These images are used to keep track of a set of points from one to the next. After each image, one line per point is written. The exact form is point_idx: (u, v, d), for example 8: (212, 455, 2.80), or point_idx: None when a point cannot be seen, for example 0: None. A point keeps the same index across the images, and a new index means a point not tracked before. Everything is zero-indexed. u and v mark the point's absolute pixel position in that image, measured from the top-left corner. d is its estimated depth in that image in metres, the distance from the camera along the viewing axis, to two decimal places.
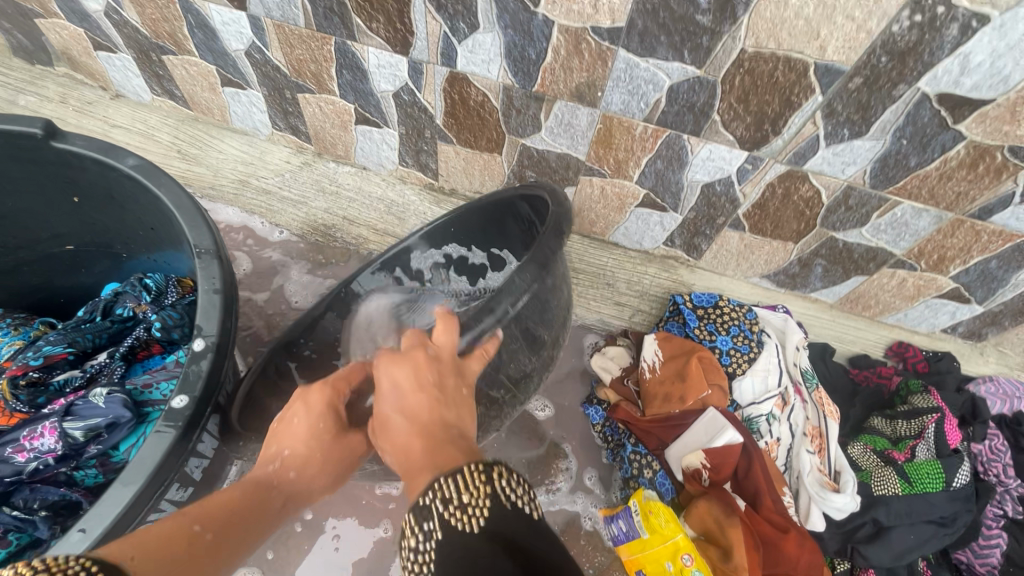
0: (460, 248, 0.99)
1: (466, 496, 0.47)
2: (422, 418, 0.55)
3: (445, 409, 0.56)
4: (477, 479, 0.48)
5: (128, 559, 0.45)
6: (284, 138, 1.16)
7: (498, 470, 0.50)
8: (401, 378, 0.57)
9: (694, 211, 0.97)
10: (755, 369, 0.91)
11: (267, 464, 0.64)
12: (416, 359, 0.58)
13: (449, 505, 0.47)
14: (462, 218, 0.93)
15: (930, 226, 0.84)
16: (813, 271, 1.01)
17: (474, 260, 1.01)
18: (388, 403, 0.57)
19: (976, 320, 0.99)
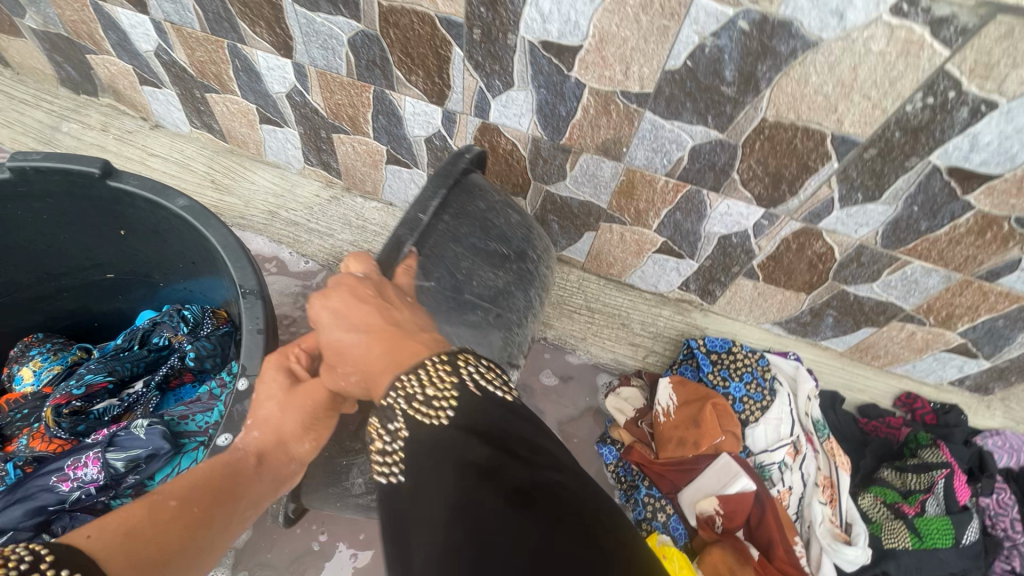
0: None
1: (428, 389, 0.53)
2: (369, 329, 0.59)
3: (394, 314, 0.62)
4: (441, 372, 0.54)
5: (87, 537, 0.45)
6: (315, 173, 1.21)
7: (460, 357, 0.56)
8: (339, 305, 0.62)
9: (710, 259, 1.01)
10: (767, 417, 0.93)
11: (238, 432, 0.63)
12: (345, 290, 0.63)
13: (414, 401, 0.53)
14: None
15: (939, 284, 0.88)
16: (824, 320, 1.04)
17: None
18: (335, 327, 0.61)
19: (983, 375, 1.02)
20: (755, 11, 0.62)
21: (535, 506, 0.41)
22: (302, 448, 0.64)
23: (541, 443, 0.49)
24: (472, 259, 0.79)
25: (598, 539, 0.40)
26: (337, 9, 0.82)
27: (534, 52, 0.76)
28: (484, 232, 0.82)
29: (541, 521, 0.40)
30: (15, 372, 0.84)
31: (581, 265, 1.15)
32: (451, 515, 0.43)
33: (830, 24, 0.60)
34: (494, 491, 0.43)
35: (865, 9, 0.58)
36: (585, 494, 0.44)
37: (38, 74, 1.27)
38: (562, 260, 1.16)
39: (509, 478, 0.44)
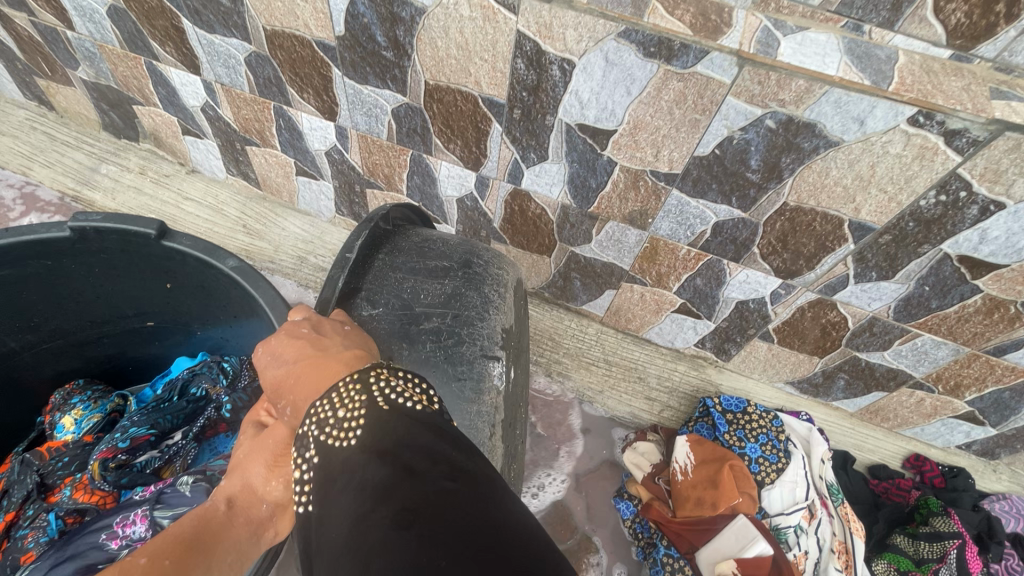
0: None
1: (340, 409, 0.48)
2: (297, 360, 0.55)
3: (329, 346, 0.56)
4: (353, 392, 0.50)
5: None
6: (344, 222, 1.25)
7: (376, 375, 0.51)
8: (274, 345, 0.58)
9: (726, 321, 1.04)
10: (783, 480, 0.96)
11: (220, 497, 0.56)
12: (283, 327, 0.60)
13: (324, 426, 0.48)
14: None
15: (948, 356, 0.91)
16: (836, 382, 1.07)
17: None
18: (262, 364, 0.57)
19: (990, 441, 1.05)
20: (783, 112, 0.67)
21: (425, 522, 0.36)
22: (272, 491, 0.54)
23: (455, 457, 0.43)
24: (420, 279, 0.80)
25: (499, 548, 0.35)
26: (385, 84, 0.87)
27: (570, 132, 0.82)
28: (429, 256, 0.83)
29: (433, 536, 0.35)
30: (56, 420, 0.87)
31: (600, 319, 1.19)
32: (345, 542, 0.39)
33: (852, 128, 0.65)
34: (382, 511, 0.38)
35: (885, 118, 0.63)
36: (491, 507, 0.39)
37: (81, 119, 1.32)
38: (581, 313, 1.20)
39: (399, 493, 0.39)
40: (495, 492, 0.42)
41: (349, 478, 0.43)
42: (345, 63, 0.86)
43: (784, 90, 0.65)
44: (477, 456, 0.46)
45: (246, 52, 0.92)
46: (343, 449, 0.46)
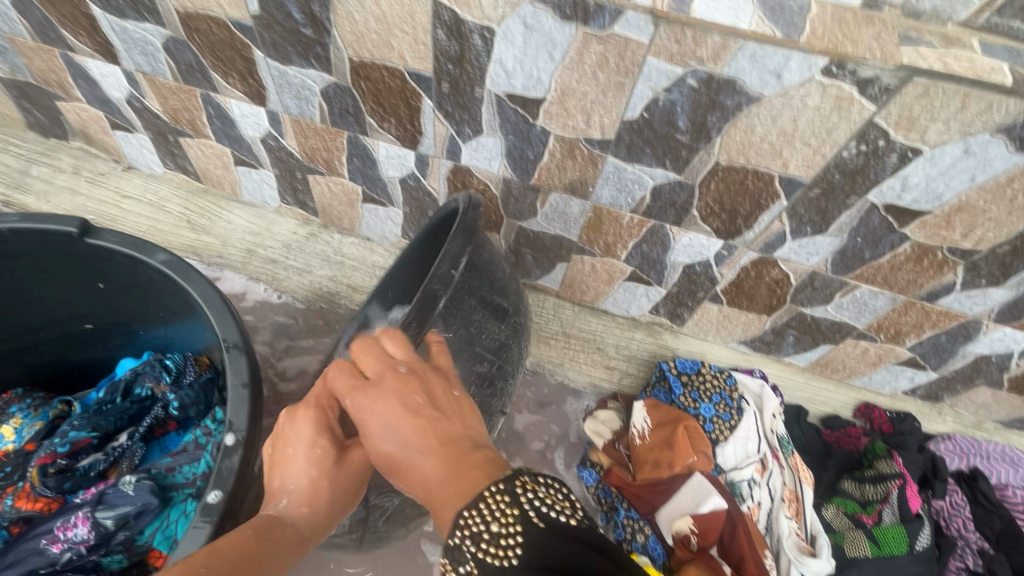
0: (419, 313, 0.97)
1: (493, 525, 0.51)
2: (425, 449, 0.56)
3: (450, 425, 0.59)
4: (502, 504, 0.52)
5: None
6: (291, 211, 1.23)
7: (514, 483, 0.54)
8: (387, 412, 0.58)
9: (676, 285, 1.06)
10: (736, 436, 0.98)
11: (277, 502, 0.63)
12: (390, 385, 0.60)
13: (480, 542, 0.51)
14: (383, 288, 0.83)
15: (886, 305, 0.94)
16: (786, 339, 1.10)
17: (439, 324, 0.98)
18: (376, 429, 0.58)
19: (933, 385, 1.09)
20: (702, 70, 0.67)
21: None
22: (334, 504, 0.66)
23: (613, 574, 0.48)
24: (485, 314, 0.81)
25: None
26: (309, 63, 0.84)
27: (500, 103, 0.80)
28: (493, 287, 0.83)
29: None
30: None
31: (556, 293, 1.20)
32: None
33: (770, 83, 0.66)
34: None
35: (800, 70, 0.63)
36: None
37: (4, 119, 1.26)
38: (537, 287, 1.20)
39: None
40: None
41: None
42: (265, 44, 0.83)
43: (700, 47, 0.64)
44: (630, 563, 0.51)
45: (162, 37, 0.88)
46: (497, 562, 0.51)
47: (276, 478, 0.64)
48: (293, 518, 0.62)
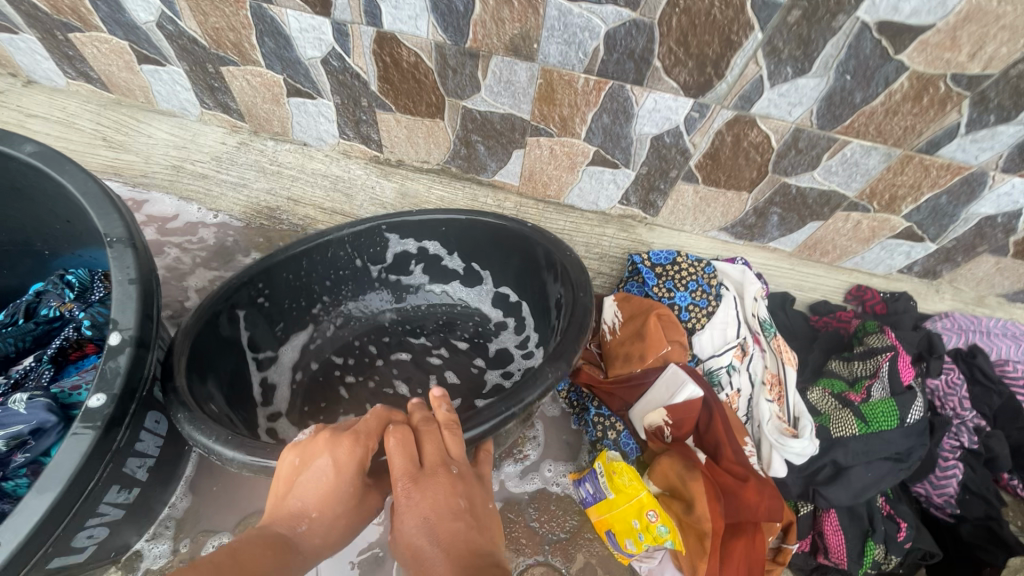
0: (440, 249, 1.03)
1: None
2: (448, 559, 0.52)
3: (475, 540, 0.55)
4: None
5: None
6: (216, 117, 1.09)
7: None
8: (431, 505, 0.56)
9: (646, 166, 0.94)
10: (714, 323, 0.91)
11: (292, 526, 0.58)
12: (437, 481, 0.57)
13: None
14: (459, 226, 0.97)
15: (879, 164, 0.83)
16: (769, 220, 0.99)
17: (449, 264, 1.05)
18: (413, 523, 0.54)
19: (931, 259, 1.00)
20: None
21: None
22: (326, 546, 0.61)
23: None
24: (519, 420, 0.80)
25: None
26: None
27: None
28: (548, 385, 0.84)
29: None
30: None
31: (517, 190, 1.08)
32: None
33: None
34: None
35: None
36: None
37: None
38: (496, 185, 1.08)
39: None
40: None
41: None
42: None
43: None
44: None
45: None
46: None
47: (296, 502, 0.59)
48: (304, 548, 0.58)
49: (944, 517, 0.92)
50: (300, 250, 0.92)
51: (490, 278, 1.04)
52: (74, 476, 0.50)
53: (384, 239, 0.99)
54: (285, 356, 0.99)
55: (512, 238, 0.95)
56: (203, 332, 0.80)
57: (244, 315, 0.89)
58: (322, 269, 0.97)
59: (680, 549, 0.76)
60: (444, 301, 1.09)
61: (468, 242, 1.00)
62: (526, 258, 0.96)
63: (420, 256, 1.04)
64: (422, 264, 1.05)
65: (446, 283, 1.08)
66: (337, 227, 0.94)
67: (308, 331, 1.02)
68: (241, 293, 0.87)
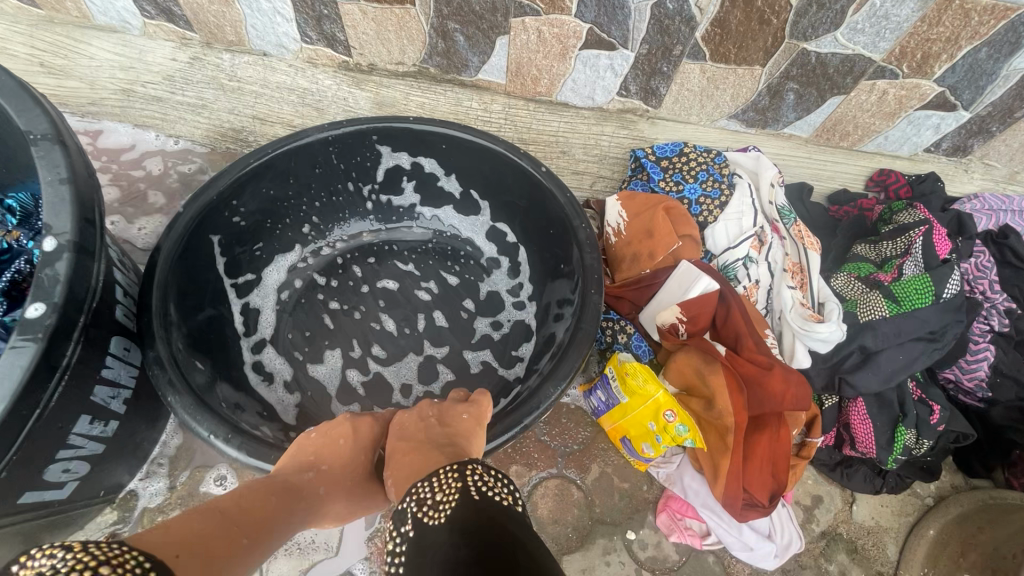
0: (436, 168, 0.91)
1: (436, 492, 0.51)
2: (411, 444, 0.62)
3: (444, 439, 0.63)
4: (451, 479, 0.52)
5: (174, 557, 0.41)
6: (161, 28, 0.96)
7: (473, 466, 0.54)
8: (409, 416, 0.67)
9: (646, 44, 0.84)
10: (727, 215, 0.84)
11: (303, 471, 0.60)
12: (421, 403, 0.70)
13: (421, 505, 0.50)
14: (461, 147, 0.84)
15: (913, 14, 0.72)
16: (785, 100, 0.90)
17: (445, 186, 0.94)
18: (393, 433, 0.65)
19: (961, 132, 0.91)
20: None
21: None
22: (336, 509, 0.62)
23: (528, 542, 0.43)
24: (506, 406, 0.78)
25: None
26: None
27: None
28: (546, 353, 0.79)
29: None
30: None
31: (504, 91, 0.98)
32: None
33: None
34: None
35: None
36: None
37: None
38: (480, 87, 0.98)
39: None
40: None
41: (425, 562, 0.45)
42: None
43: None
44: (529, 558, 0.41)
45: None
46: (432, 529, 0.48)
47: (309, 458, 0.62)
48: (316, 495, 0.59)
49: (974, 402, 0.87)
50: (278, 161, 0.80)
51: (489, 211, 0.93)
52: (20, 394, 0.45)
53: (374, 151, 0.87)
54: (269, 277, 0.92)
55: (517, 176, 0.82)
56: (179, 257, 0.71)
57: (218, 239, 0.80)
58: (305, 181, 0.87)
59: (702, 446, 0.74)
60: (434, 226, 1.00)
61: (464, 167, 0.89)
62: (530, 203, 0.84)
63: (414, 173, 0.92)
64: (414, 181, 0.94)
65: (438, 206, 0.98)
66: (320, 127, 0.80)
67: (298, 250, 0.95)
68: (221, 210, 0.78)
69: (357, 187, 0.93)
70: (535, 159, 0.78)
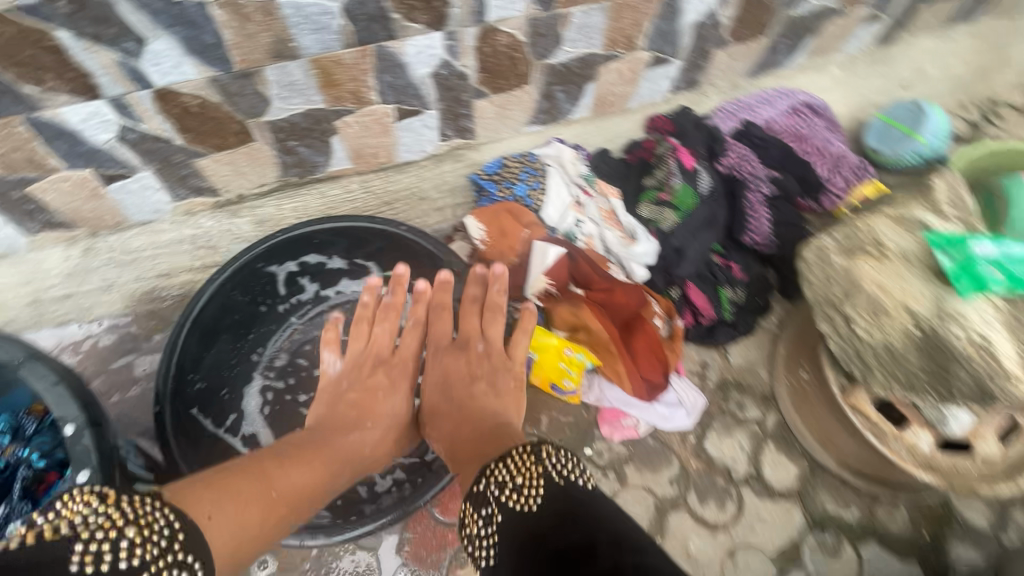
0: (320, 257, 1.09)
1: (519, 478, 0.71)
2: (462, 403, 0.91)
3: (492, 396, 0.91)
4: (527, 464, 0.72)
5: (207, 516, 0.65)
6: (47, 239, 1.08)
7: (543, 447, 0.74)
8: (454, 371, 0.96)
9: (441, 101, 1.09)
10: (550, 196, 1.09)
11: (346, 431, 0.90)
12: (472, 353, 0.97)
13: (507, 488, 0.71)
14: (331, 235, 1.04)
15: (601, 18, 1.02)
16: (558, 99, 1.18)
17: (334, 265, 1.12)
18: (439, 391, 0.95)
19: (685, 72, 1.24)
20: None
21: None
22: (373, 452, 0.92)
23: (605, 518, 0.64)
24: None
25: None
26: None
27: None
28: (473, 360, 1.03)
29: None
30: None
31: (355, 171, 1.20)
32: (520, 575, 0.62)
33: None
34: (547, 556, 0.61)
35: None
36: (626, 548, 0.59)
37: None
38: (336, 176, 1.19)
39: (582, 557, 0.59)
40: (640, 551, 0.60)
41: (518, 540, 0.66)
42: None
43: None
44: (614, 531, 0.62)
45: None
46: (521, 509, 0.68)
47: (354, 419, 0.93)
48: (354, 447, 0.89)
49: (772, 250, 1.19)
50: (201, 327, 0.96)
51: (377, 268, 1.13)
52: None
53: (266, 275, 1.04)
54: (246, 408, 1.07)
55: (384, 239, 1.05)
56: (177, 438, 0.87)
57: (198, 408, 0.98)
58: (230, 326, 1.04)
59: (598, 363, 1.00)
60: (345, 299, 1.18)
61: (342, 246, 1.08)
62: (397, 251, 1.07)
63: (305, 270, 1.11)
64: (309, 275, 1.12)
65: (337, 283, 1.16)
66: (215, 274, 0.95)
67: (257, 375, 1.11)
68: (185, 384, 0.94)
69: (268, 305, 1.10)
70: (392, 224, 1.00)
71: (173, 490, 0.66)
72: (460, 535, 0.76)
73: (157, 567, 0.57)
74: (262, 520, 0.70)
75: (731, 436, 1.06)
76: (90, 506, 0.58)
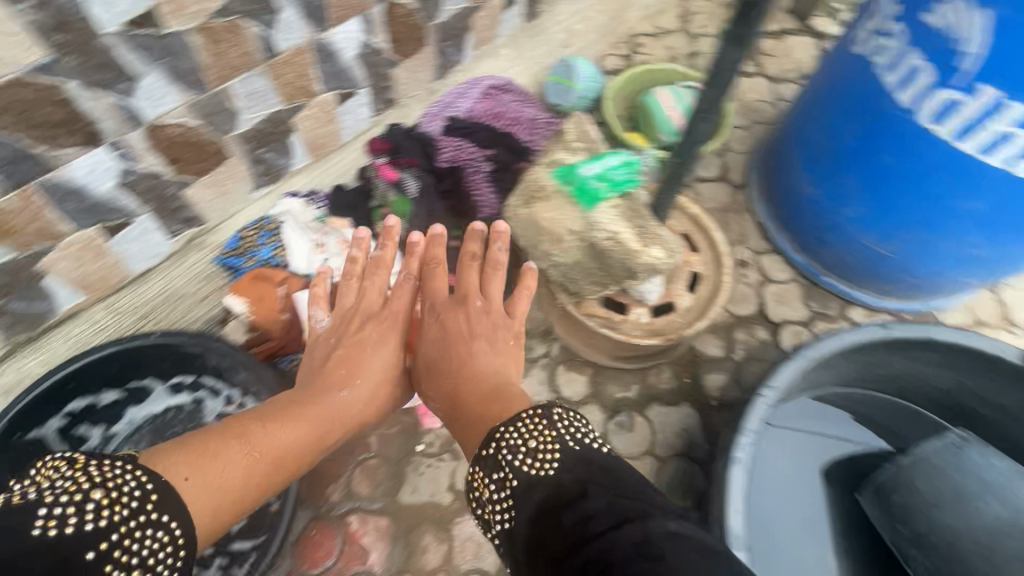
0: (83, 399, 1.06)
1: (530, 440, 0.75)
2: (462, 363, 0.97)
3: (489, 354, 0.98)
4: (541, 429, 0.76)
5: (184, 478, 0.77)
6: None
7: (553, 411, 0.79)
8: (454, 328, 1.02)
9: (145, 203, 1.09)
10: (291, 250, 1.19)
11: (336, 391, 0.99)
12: (471, 311, 1.03)
13: (517, 451, 0.75)
14: (81, 374, 1.01)
15: (263, 81, 1.10)
16: (269, 158, 1.25)
17: (106, 400, 1.09)
18: (435, 348, 1.00)
19: (377, 95, 1.37)
20: None
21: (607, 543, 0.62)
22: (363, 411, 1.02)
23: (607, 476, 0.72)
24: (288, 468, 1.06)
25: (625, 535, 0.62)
26: None
27: None
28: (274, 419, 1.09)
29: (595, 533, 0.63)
30: None
31: (94, 300, 1.16)
32: (537, 532, 0.68)
33: None
34: (570, 512, 0.67)
35: None
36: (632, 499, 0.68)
37: None
38: (76, 313, 1.15)
39: (599, 511, 0.66)
40: (638, 499, 0.68)
41: (537, 503, 0.70)
42: None
43: None
44: (620, 486, 0.70)
45: None
46: (537, 472, 0.72)
47: (337, 381, 1.00)
48: (342, 405, 0.98)
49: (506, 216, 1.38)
50: None
51: (154, 382, 1.12)
52: None
53: (26, 443, 0.99)
54: None
55: (141, 351, 1.04)
56: None
57: None
58: None
59: None
60: (139, 425, 1.16)
61: (103, 379, 1.05)
62: (161, 357, 1.07)
63: (75, 419, 1.07)
64: (83, 421, 1.08)
65: (122, 414, 1.13)
66: None
67: None
68: None
69: None
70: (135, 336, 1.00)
71: (150, 457, 0.77)
72: (468, 497, 0.80)
73: (129, 525, 0.63)
74: (238, 486, 0.82)
75: (529, 375, 1.23)
76: (61, 474, 0.64)
